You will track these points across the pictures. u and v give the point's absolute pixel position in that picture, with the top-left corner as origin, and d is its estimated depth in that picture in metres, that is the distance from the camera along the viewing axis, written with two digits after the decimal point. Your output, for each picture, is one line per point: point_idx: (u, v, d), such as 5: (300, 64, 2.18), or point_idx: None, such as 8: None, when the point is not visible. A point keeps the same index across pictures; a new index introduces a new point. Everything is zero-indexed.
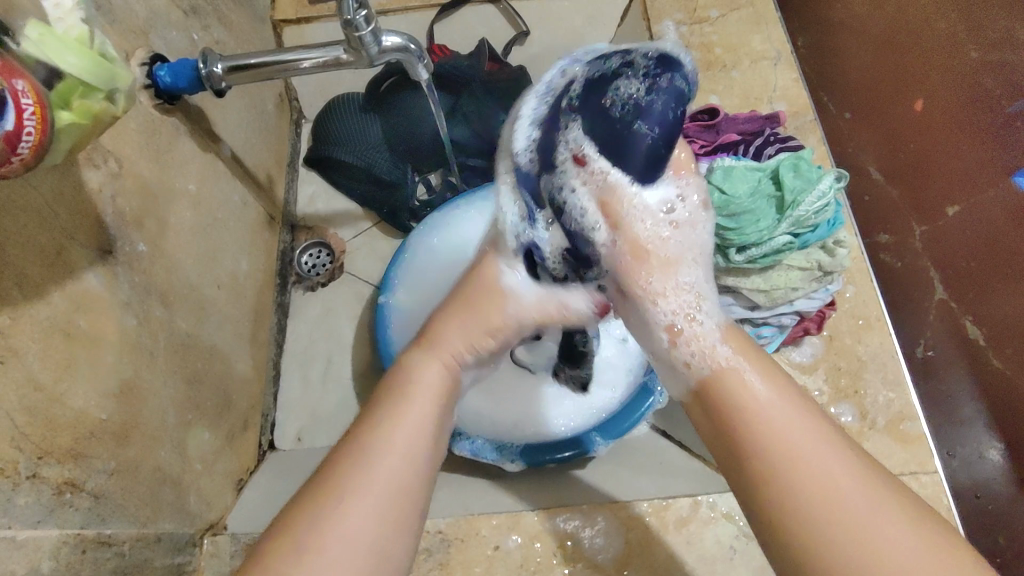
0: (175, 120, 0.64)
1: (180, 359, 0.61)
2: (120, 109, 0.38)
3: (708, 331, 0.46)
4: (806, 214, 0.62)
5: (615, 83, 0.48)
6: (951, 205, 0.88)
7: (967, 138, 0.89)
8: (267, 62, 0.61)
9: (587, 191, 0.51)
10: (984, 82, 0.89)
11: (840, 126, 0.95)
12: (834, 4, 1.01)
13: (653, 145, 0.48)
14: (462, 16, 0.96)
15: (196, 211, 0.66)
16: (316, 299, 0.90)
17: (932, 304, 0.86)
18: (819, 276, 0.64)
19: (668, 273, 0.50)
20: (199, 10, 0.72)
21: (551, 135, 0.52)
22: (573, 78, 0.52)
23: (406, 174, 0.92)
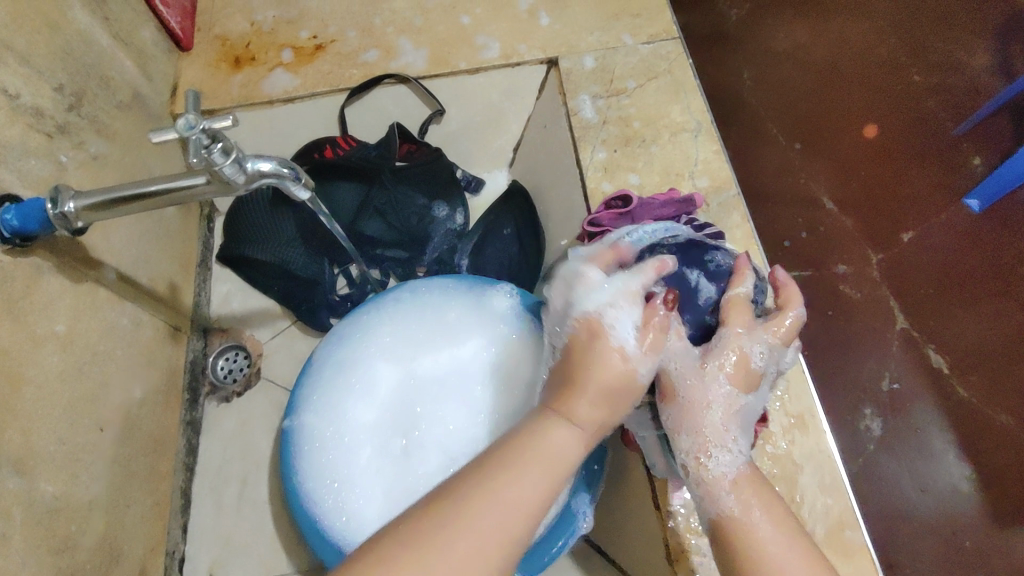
0: (36, 259, 0.58)
1: (43, 529, 0.55)
2: None
3: (715, 478, 0.51)
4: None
5: (714, 252, 0.61)
6: (906, 232, 1.11)
7: (917, 161, 1.14)
8: (145, 195, 0.55)
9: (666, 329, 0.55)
10: (936, 112, 1.15)
11: (790, 157, 1.21)
12: (777, 37, 1.29)
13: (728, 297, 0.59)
14: (374, 97, 0.93)
15: (67, 352, 0.61)
16: (232, 411, 0.85)
17: (895, 334, 1.07)
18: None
19: (692, 414, 0.53)
20: (71, 128, 0.67)
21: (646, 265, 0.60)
22: (675, 232, 0.65)
23: (323, 269, 0.88)
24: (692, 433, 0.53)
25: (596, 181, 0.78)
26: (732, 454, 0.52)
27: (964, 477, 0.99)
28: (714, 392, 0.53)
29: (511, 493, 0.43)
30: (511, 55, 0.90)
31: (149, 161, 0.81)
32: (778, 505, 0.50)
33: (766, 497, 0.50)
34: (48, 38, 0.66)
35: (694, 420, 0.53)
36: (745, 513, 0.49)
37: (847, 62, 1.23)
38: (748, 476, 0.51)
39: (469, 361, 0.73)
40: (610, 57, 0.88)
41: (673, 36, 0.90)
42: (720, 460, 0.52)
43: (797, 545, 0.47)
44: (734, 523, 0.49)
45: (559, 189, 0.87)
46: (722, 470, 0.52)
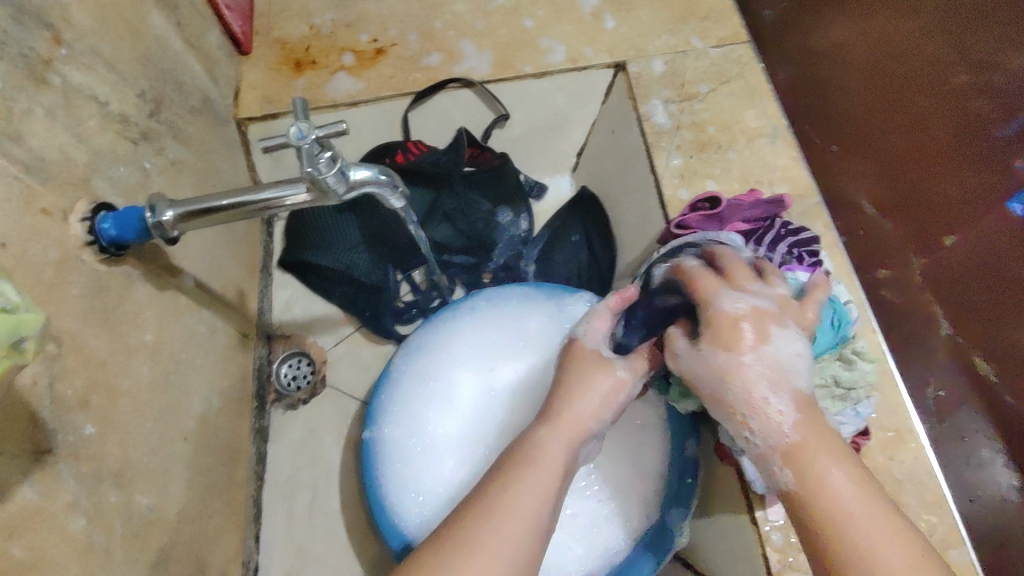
0: (126, 268, 0.58)
1: (140, 542, 0.54)
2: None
3: (766, 453, 0.47)
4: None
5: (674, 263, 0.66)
6: (950, 236, 1.03)
7: (959, 163, 1.03)
8: (241, 204, 0.54)
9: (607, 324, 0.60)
10: (979, 106, 1.02)
11: (829, 159, 1.16)
12: (814, 34, 1.23)
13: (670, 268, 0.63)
14: (438, 101, 0.92)
15: (155, 362, 0.60)
16: (299, 420, 0.85)
17: (939, 339, 1.04)
18: (841, 395, 0.60)
19: (718, 394, 0.50)
20: (152, 134, 0.66)
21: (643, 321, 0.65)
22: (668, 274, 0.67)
23: (387, 275, 0.87)
24: (729, 414, 0.49)
25: (673, 188, 0.77)
26: (776, 418, 0.47)
27: (1011, 486, 0.95)
28: (729, 362, 0.49)
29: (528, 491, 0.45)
30: (577, 59, 0.88)
31: (218, 167, 0.80)
32: (846, 460, 0.45)
33: (828, 453, 0.45)
34: (131, 43, 0.65)
35: (725, 399, 0.49)
36: (810, 475, 0.45)
37: (889, 61, 1.12)
38: (811, 431, 0.46)
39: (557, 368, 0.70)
40: (680, 61, 0.87)
41: (742, 40, 0.88)
42: (764, 428, 0.47)
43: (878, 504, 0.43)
44: (799, 487, 0.44)
45: (626, 194, 0.86)
46: (775, 436, 0.47)
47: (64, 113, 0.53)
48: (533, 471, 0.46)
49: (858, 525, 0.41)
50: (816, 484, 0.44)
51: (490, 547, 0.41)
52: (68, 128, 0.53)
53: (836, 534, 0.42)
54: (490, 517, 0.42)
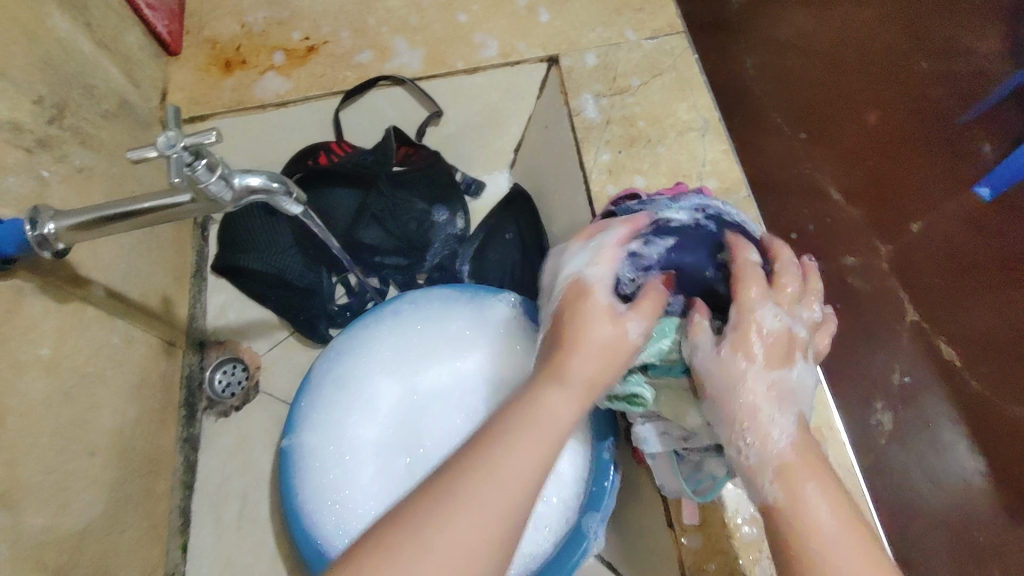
0: (17, 282, 0.56)
1: (33, 563, 0.53)
2: None
3: (760, 465, 0.48)
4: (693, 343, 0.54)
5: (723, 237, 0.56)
6: (914, 222, 1.07)
7: (922, 153, 1.10)
8: (128, 215, 0.53)
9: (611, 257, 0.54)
10: (934, 94, 1.11)
11: (797, 146, 1.16)
12: (777, 25, 1.24)
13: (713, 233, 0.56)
14: (371, 99, 0.90)
15: (53, 377, 0.59)
16: (231, 428, 0.83)
17: (905, 327, 1.04)
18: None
19: (725, 401, 0.50)
20: (51, 142, 0.64)
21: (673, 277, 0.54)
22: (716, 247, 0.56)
23: (321, 277, 0.86)
24: (729, 419, 0.50)
25: (600, 184, 0.75)
26: (773, 435, 0.48)
27: (977, 471, 0.96)
28: (744, 372, 0.49)
29: (510, 465, 0.42)
30: (509, 53, 0.87)
31: (139, 171, 0.79)
32: (832, 481, 0.46)
33: (819, 474, 0.46)
34: (25, 48, 0.63)
35: (732, 407, 0.49)
36: (793, 492, 0.45)
37: (855, 52, 1.18)
38: (803, 453, 0.47)
39: (479, 373, 0.71)
40: (613, 54, 0.85)
41: (677, 31, 0.87)
42: (760, 442, 0.48)
43: (854, 527, 0.43)
44: (787, 501, 0.45)
45: (560, 190, 0.84)
46: (773, 453, 0.47)
47: None
48: (521, 442, 0.43)
49: (848, 553, 0.42)
50: (794, 501, 0.45)
51: (459, 526, 0.38)
52: None
53: (820, 554, 0.42)
54: (468, 493, 0.40)
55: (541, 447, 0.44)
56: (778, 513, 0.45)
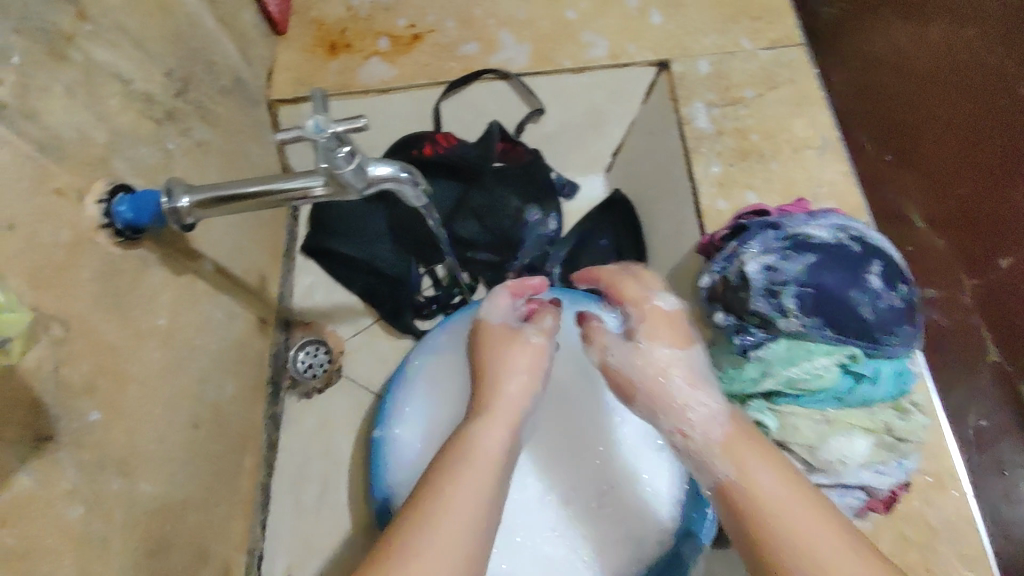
0: (142, 251, 0.57)
1: (141, 530, 0.54)
2: None
3: (705, 446, 0.47)
4: (827, 371, 0.52)
5: (872, 259, 0.53)
6: (1003, 257, 0.94)
7: (983, 180, 0.95)
8: (257, 193, 0.53)
9: (753, 265, 0.54)
10: (1002, 102, 0.93)
11: (880, 168, 1.10)
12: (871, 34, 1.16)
13: (858, 249, 0.54)
14: (472, 91, 0.88)
15: (167, 348, 0.60)
16: (312, 410, 0.85)
17: (985, 368, 0.97)
18: (890, 444, 0.52)
19: (653, 391, 0.51)
20: (177, 114, 0.65)
21: (817, 294, 0.52)
22: (869, 257, 0.53)
23: (410, 267, 0.86)
24: (666, 405, 0.50)
25: (710, 198, 0.73)
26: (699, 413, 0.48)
27: None
28: (656, 354, 0.52)
29: (455, 507, 0.42)
30: (619, 55, 0.84)
31: (246, 149, 0.80)
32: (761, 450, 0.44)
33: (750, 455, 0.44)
34: (160, 20, 0.64)
35: (661, 393, 0.51)
36: (742, 478, 0.43)
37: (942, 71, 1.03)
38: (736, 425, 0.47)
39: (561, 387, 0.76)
40: (727, 62, 0.82)
41: (797, 42, 0.83)
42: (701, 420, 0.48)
43: (814, 507, 0.41)
44: (737, 484, 0.43)
45: (662, 200, 0.82)
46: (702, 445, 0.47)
47: (85, 93, 0.52)
48: (462, 484, 0.44)
49: (817, 535, 0.39)
50: (748, 493, 0.42)
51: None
52: (87, 107, 0.52)
53: (794, 548, 0.39)
54: (415, 546, 0.40)
55: (482, 483, 0.44)
56: (731, 492, 0.43)
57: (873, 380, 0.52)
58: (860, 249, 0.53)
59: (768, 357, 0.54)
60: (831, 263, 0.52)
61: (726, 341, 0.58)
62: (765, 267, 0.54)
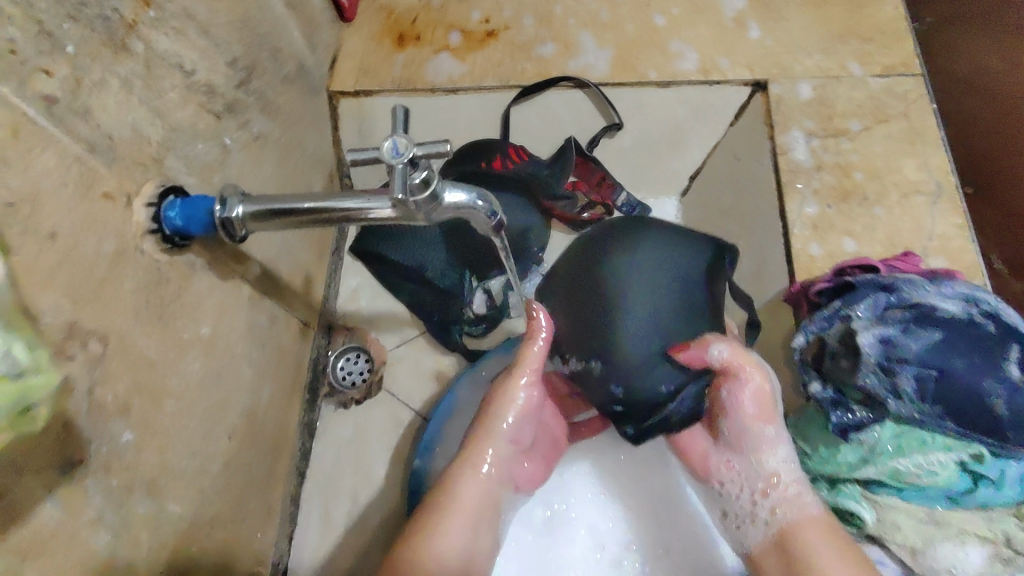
0: (190, 256, 0.53)
1: (167, 553, 0.51)
2: (39, 418, 0.26)
3: (799, 489, 0.50)
4: (943, 469, 0.46)
5: (1012, 347, 0.46)
6: None
7: None
8: (311, 211, 0.48)
9: (868, 335, 0.47)
10: None
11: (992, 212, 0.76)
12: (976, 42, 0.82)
13: (995, 333, 0.46)
14: (546, 99, 0.82)
15: (208, 358, 0.56)
16: (349, 417, 0.80)
17: None
18: (1007, 558, 0.45)
19: (750, 430, 0.54)
20: (237, 106, 0.61)
21: (943, 380, 0.45)
22: (1007, 341, 0.46)
23: (463, 280, 0.80)
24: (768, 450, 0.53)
25: (803, 241, 0.66)
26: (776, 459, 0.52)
27: None
28: (772, 391, 0.54)
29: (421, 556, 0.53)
30: (710, 70, 0.77)
31: (303, 142, 0.75)
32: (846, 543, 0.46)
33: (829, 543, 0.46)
34: (229, 4, 0.59)
35: (775, 441, 0.53)
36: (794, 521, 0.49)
37: None
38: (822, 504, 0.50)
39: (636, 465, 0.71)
40: (831, 88, 0.74)
41: (912, 71, 0.75)
42: (785, 464, 0.52)
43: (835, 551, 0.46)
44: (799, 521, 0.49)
45: (745, 233, 0.75)
46: (789, 509, 0.50)
47: (143, 85, 0.48)
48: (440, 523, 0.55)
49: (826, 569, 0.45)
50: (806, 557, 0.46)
51: None
52: (146, 101, 0.48)
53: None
54: None
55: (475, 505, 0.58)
56: (802, 524, 0.48)
57: (996, 484, 0.45)
58: (995, 333, 0.46)
59: (873, 443, 0.48)
60: (960, 344, 0.46)
61: (820, 415, 0.51)
62: (881, 340, 0.47)
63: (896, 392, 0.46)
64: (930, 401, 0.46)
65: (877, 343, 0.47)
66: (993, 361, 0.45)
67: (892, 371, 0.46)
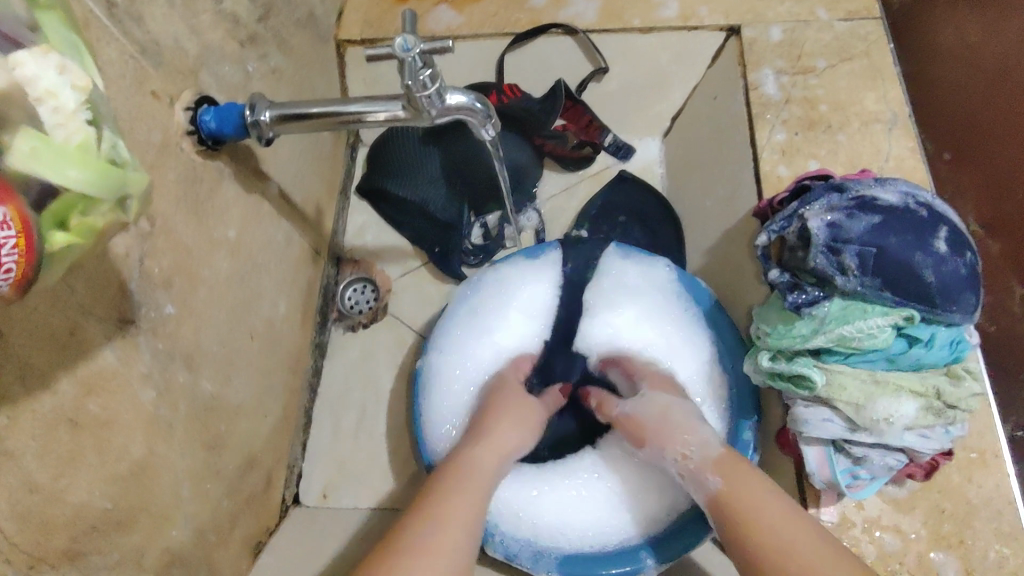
0: (219, 165, 0.59)
1: (201, 427, 0.57)
2: (131, 214, 0.32)
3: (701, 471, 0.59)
4: (881, 331, 0.52)
5: (941, 228, 0.53)
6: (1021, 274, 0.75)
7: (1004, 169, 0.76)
8: (329, 113, 0.54)
9: (819, 220, 0.54)
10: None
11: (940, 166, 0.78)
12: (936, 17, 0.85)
13: (927, 217, 0.53)
14: (537, 46, 0.89)
15: (235, 260, 0.62)
16: (356, 341, 0.87)
17: None
18: (938, 409, 0.52)
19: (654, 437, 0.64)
20: (257, 38, 0.67)
21: (882, 252, 0.52)
22: (937, 224, 0.53)
23: (462, 213, 0.87)
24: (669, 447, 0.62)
25: (772, 164, 0.72)
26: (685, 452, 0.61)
27: None
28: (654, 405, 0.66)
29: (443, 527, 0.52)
30: (689, 16, 0.84)
31: (314, 83, 0.82)
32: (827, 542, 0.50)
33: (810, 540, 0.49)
34: None
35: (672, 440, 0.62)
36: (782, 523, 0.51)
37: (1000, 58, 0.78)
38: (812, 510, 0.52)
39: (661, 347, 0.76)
40: (801, 31, 0.81)
41: (874, 15, 0.81)
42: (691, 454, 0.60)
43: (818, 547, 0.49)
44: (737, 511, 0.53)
45: (720, 167, 0.82)
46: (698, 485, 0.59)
47: (181, 4, 0.54)
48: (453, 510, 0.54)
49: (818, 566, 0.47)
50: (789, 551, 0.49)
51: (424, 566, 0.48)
52: (183, 17, 0.55)
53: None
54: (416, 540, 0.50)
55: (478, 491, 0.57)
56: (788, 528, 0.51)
57: (927, 344, 0.53)
58: (926, 216, 0.53)
59: (823, 315, 0.54)
60: (896, 224, 0.53)
61: (779, 299, 0.58)
62: (830, 223, 0.54)
63: (842, 266, 0.53)
64: (871, 272, 0.52)
65: (827, 224, 0.54)
66: (924, 238, 0.52)
67: (838, 247, 0.53)
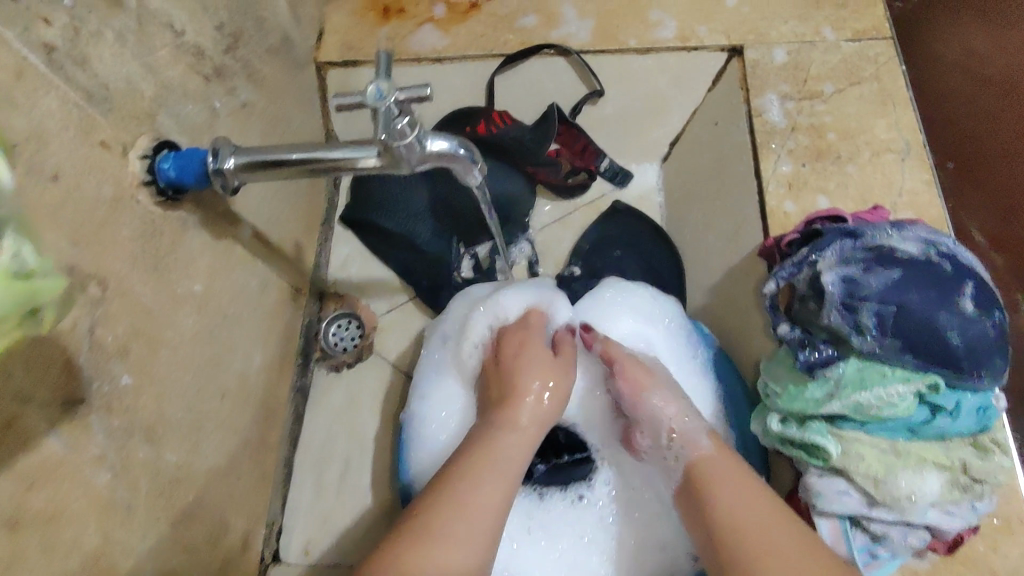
0: (182, 214, 0.55)
1: (165, 500, 0.52)
2: (48, 321, 0.28)
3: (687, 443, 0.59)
4: (903, 400, 0.48)
5: (966, 284, 0.49)
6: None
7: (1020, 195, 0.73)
8: (303, 161, 0.49)
9: (831, 273, 0.51)
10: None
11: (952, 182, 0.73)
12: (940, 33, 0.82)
13: (952, 271, 0.49)
14: (529, 68, 0.85)
15: (202, 313, 0.58)
16: (340, 382, 0.82)
17: None
18: (964, 484, 0.48)
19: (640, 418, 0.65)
20: (225, 71, 0.62)
21: (902, 311, 0.48)
22: (962, 279, 0.49)
23: (452, 246, 0.83)
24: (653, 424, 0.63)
25: (778, 199, 0.68)
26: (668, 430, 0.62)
27: None
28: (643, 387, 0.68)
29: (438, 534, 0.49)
30: (688, 37, 0.79)
31: (291, 111, 0.77)
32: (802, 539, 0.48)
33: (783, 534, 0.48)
34: None
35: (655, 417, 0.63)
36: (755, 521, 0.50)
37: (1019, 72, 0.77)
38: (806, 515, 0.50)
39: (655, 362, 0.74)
40: (806, 53, 0.76)
41: (883, 35, 0.77)
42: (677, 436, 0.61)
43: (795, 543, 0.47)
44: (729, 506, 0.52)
45: (722, 196, 0.78)
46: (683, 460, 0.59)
47: (134, 41, 0.49)
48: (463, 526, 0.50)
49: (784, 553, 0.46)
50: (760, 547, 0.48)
51: None
52: (137, 57, 0.50)
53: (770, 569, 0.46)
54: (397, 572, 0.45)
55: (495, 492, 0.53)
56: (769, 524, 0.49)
57: (952, 413, 0.48)
58: (950, 271, 0.49)
59: (838, 378, 0.50)
60: (917, 279, 0.48)
61: (790, 355, 0.54)
62: (844, 277, 0.50)
63: (857, 324, 0.49)
64: (891, 333, 0.48)
65: (840, 278, 0.50)
66: (948, 295, 0.48)
67: (852, 305, 0.49)
